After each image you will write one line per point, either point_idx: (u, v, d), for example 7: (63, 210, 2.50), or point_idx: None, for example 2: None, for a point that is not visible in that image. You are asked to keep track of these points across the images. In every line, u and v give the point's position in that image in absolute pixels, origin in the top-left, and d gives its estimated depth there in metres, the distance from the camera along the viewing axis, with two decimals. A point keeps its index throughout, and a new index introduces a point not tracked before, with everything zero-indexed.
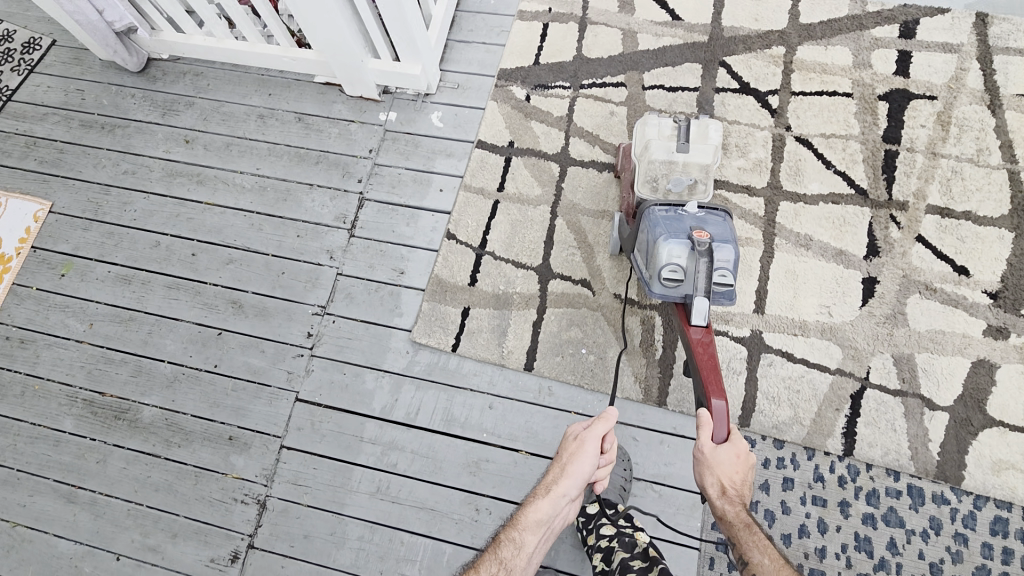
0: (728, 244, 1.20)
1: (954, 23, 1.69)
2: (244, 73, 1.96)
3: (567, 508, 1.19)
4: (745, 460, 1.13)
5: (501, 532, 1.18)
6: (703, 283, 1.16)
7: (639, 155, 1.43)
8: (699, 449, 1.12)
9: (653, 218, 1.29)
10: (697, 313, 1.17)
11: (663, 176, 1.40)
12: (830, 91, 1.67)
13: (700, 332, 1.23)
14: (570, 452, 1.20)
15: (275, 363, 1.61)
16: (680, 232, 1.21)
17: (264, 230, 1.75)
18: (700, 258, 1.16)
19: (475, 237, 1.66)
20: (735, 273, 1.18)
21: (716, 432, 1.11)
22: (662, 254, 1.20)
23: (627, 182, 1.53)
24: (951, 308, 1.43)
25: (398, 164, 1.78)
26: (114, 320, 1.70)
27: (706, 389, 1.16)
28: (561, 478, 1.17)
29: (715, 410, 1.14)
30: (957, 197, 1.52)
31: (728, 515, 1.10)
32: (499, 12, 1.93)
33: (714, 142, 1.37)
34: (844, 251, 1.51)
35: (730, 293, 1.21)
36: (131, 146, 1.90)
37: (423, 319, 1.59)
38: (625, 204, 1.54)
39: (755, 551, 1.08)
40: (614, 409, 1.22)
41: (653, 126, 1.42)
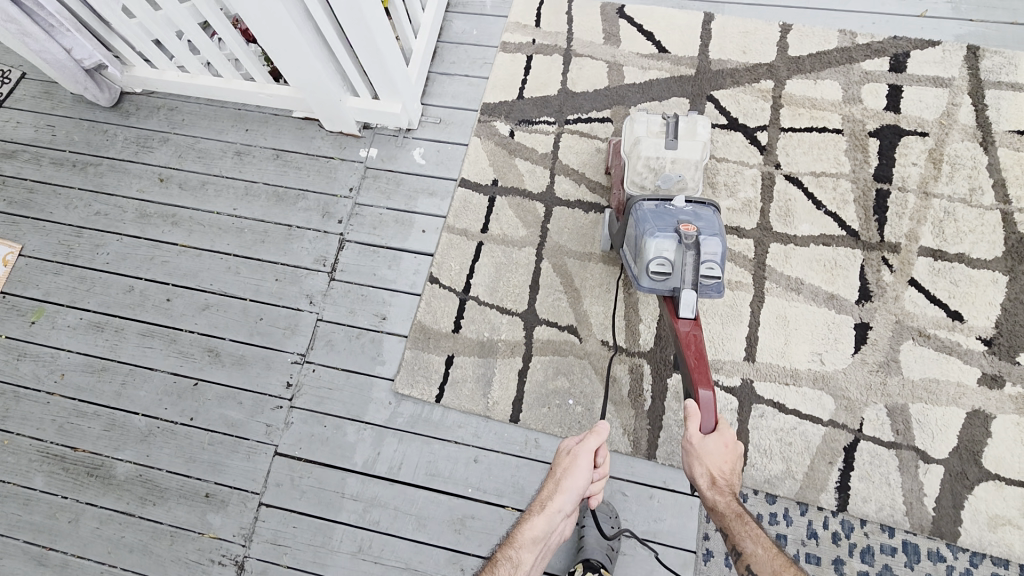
0: (716, 235, 1.18)
1: (944, 56, 1.66)
2: (221, 107, 1.90)
3: (563, 523, 1.15)
4: (733, 451, 1.14)
5: (497, 551, 1.14)
6: (691, 275, 1.15)
7: (628, 150, 1.38)
8: (687, 442, 1.12)
9: (641, 212, 1.26)
10: (684, 306, 1.16)
11: (653, 173, 1.36)
12: (820, 127, 1.63)
13: (689, 324, 1.19)
14: (563, 467, 1.16)
15: (253, 416, 1.56)
16: (667, 225, 1.19)
17: (241, 274, 1.70)
18: (687, 251, 1.15)
19: (459, 281, 1.61)
20: (724, 265, 1.16)
21: (705, 424, 1.09)
22: (649, 248, 1.18)
23: (618, 178, 1.49)
24: (944, 355, 1.40)
25: (379, 203, 1.73)
26: (86, 370, 1.64)
27: (692, 380, 1.14)
28: (556, 494, 1.14)
29: (703, 400, 1.12)
30: (950, 239, 1.49)
31: (718, 506, 1.12)
32: (481, 42, 1.88)
33: (703, 139, 1.35)
34: (835, 295, 1.48)
35: (719, 285, 1.19)
36: (104, 185, 1.84)
37: (405, 369, 1.55)
38: (615, 201, 1.50)
39: (747, 540, 1.08)
40: (606, 422, 1.18)
41: (641, 122, 1.39)
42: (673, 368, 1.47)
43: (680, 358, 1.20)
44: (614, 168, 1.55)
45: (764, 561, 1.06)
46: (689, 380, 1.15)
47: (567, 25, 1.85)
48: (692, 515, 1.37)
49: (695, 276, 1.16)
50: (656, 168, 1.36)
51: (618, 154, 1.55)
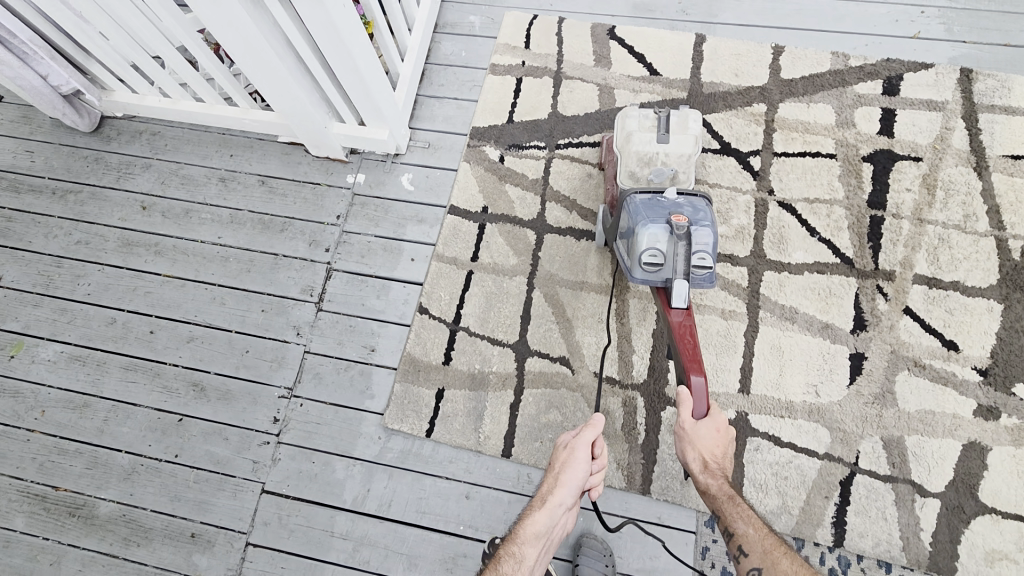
0: (707, 225, 1.19)
1: (937, 79, 1.64)
2: (204, 131, 1.86)
3: (565, 518, 1.16)
4: (724, 434, 1.15)
5: (500, 549, 1.14)
6: (682, 266, 1.16)
7: (621, 146, 1.38)
8: (680, 428, 1.14)
9: (632, 204, 1.27)
10: (676, 296, 1.17)
11: (645, 166, 1.35)
12: (813, 152, 1.61)
13: (681, 313, 1.20)
14: (562, 461, 1.18)
15: (239, 453, 1.52)
16: (659, 216, 1.20)
17: (226, 305, 1.66)
18: (678, 242, 1.15)
19: (449, 311, 1.58)
20: (715, 255, 1.18)
21: (696, 410, 1.11)
22: (641, 239, 1.18)
23: (611, 173, 1.49)
24: (940, 386, 1.39)
25: (367, 231, 1.70)
26: (67, 406, 1.60)
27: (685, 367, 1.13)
28: (556, 488, 1.15)
29: (694, 386, 1.12)
30: (945, 266, 1.48)
31: (711, 489, 1.14)
32: (470, 64, 1.85)
33: (694, 133, 1.33)
34: (830, 324, 1.46)
35: (712, 275, 1.20)
36: (85, 214, 1.79)
37: (395, 403, 1.52)
38: (608, 195, 1.49)
39: (740, 521, 1.11)
40: (601, 415, 1.20)
41: (633, 117, 1.37)
42: (666, 400, 1.45)
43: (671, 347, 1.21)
44: (607, 165, 1.56)
45: (756, 542, 1.10)
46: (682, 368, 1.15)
47: (557, 47, 1.83)
48: (688, 551, 1.35)
49: (687, 266, 1.16)
50: (648, 163, 1.35)
51: (612, 150, 1.55)
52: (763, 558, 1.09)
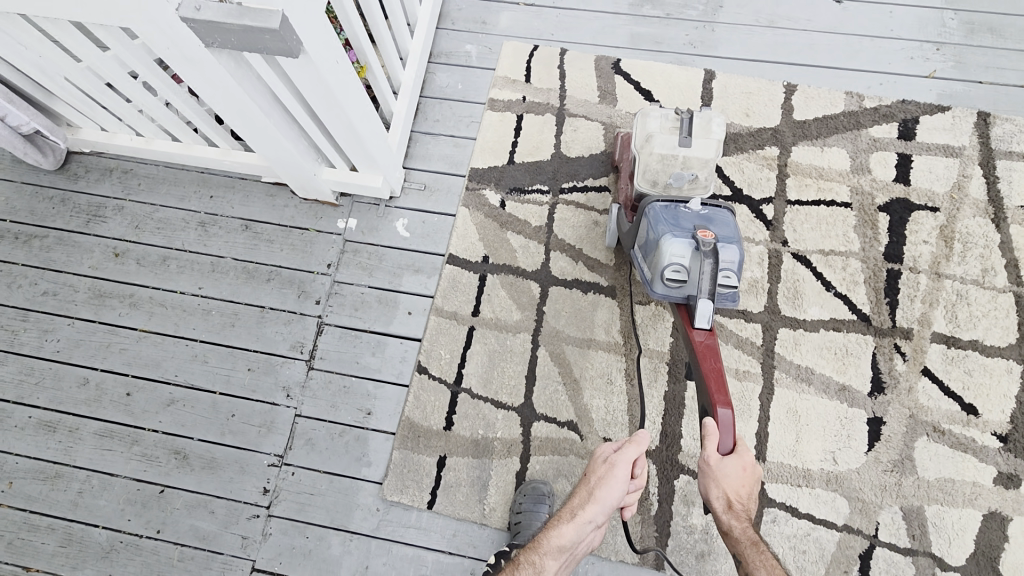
0: (734, 243, 1.14)
1: (954, 122, 1.59)
2: (182, 170, 1.73)
3: (591, 534, 1.15)
4: (750, 475, 1.09)
5: (521, 554, 1.16)
6: (709, 284, 1.09)
7: (640, 146, 1.33)
8: (703, 461, 1.07)
9: (655, 215, 1.22)
10: (700, 317, 1.10)
11: (664, 171, 1.32)
12: (828, 200, 1.55)
13: (705, 334, 1.15)
14: (599, 476, 1.15)
15: (227, 527, 1.43)
16: (683, 230, 1.15)
17: (209, 364, 1.55)
18: (705, 258, 1.09)
19: (450, 370, 1.50)
20: (739, 274, 1.12)
21: (722, 445, 1.04)
22: (664, 253, 1.13)
23: (626, 172, 1.46)
24: (960, 452, 1.35)
25: (361, 281, 1.60)
26: (38, 477, 1.48)
27: (711, 398, 1.08)
28: (588, 504, 1.13)
29: (721, 419, 1.06)
30: (963, 324, 1.43)
31: (733, 531, 1.08)
32: (467, 98, 1.74)
33: (717, 138, 1.27)
34: (847, 387, 1.41)
35: (734, 294, 1.16)
36: (51, 261, 1.65)
37: (394, 472, 1.43)
38: (622, 195, 1.47)
39: (760, 569, 1.03)
40: (646, 432, 1.17)
41: (653, 117, 1.31)
42: (680, 466, 1.39)
43: (695, 370, 1.15)
44: (622, 162, 1.52)
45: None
46: (707, 395, 1.09)
47: (560, 81, 1.72)
48: None
49: (712, 286, 1.09)
50: (666, 167, 1.32)
51: (627, 147, 1.51)
52: None
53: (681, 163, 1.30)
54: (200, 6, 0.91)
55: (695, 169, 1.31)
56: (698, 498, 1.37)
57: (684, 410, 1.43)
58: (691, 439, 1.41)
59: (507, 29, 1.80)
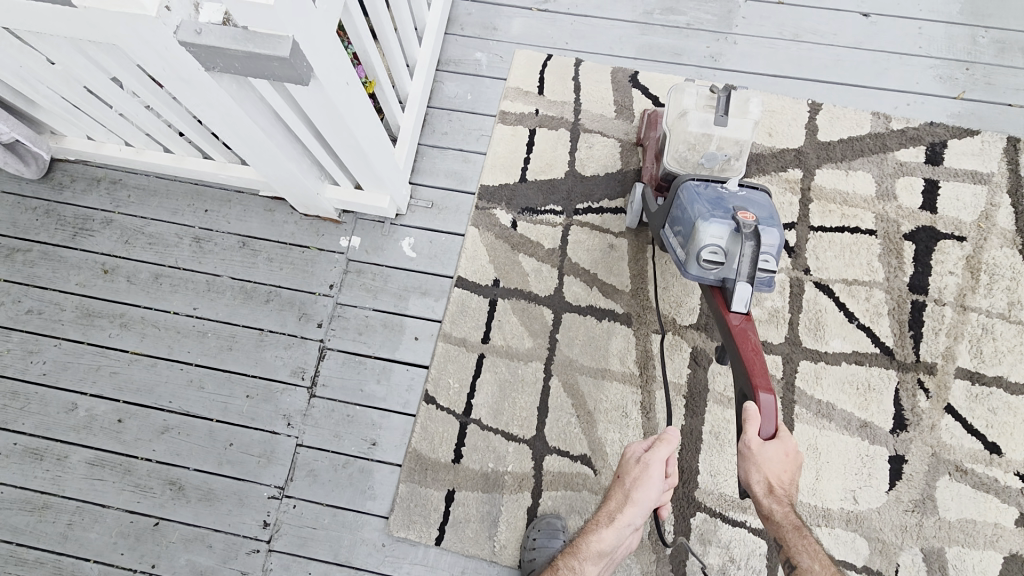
0: (773, 226, 1.11)
1: (983, 147, 1.53)
2: (175, 181, 1.64)
3: (628, 537, 1.16)
4: (793, 459, 1.03)
5: (557, 560, 1.13)
6: (747, 268, 1.07)
7: (673, 123, 1.33)
8: (745, 443, 1.02)
9: (691, 193, 1.18)
10: (736, 301, 1.09)
11: (696, 150, 1.31)
12: (852, 227, 1.49)
13: (741, 318, 1.12)
14: (634, 478, 1.14)
15: (226, 563, 1.37)
16: (723, 210, 1.12)
17: (205, 390, 1.48)
18: (746, 241, 1.06)
19: (459, 401, 1.44)
20: (778, 258, 1.12)
21: (766, 429, 1.00)
22: (703, 232, 1.11)
23: (653, 151, 1.44)
24: (982, 493, 1.33)
25: (365, 304, 1.52)
26: (25, 508, 1.41)
27: (752, 382, 1.03)
28: (626, 507, 1.12)
29: (762, 403, 1.02)
30: (988, 359, 1.40)
31: (775, 516, 1.00)
32: (476, 110, 1.66)
33: (754, 118, 1.29)
34: (869, 423, 1.38)
35: (772, 279, 1.14)
36: (36, 277, 1.56)
37: (400, 507, 1.38)
38: (646, 173, 1.44)
39: (804, 555, 0.99)
40: (675, 430, 1.16)
41: (689, 95, 1.34)
42: (696, 504, 1.35)
43: (731, 352, 1.12)
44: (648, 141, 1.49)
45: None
46: (748, 380, 1.05)
47: (575, 94, 1.65)
48: None
49: (752, 270, 1.07)
50: (699, 145, 1.31)
51: (654, 126, 1.48)
52: None
53: (716, 141, 1.30)
54: (202, 29, 0.83)
55: (729, 151, 1.31)
56: (715, 536, 1.33)
57: (702, 445, 1.39)
58: (707, 476, 1.37)
59: (519, 36, 1.71)
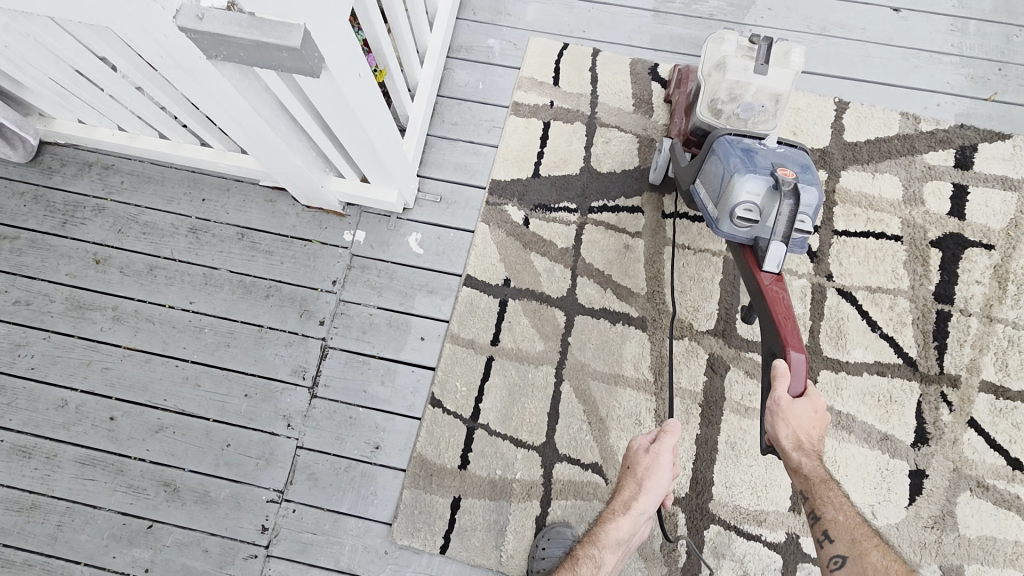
0: (813, 185, 1.07)
1: (1014, 152, 1.48)
2: (171, 169, 1.56)
3: (643, 525, 1.14)
4: (820, 418, 1.05)
5: (577, 548, 1.13)
6: (783, 227, 1.04)
7: (709, 73, 1.25)
8: (775, 403, 1.03)
9: (726, 148, 1.13)
10: (770, 259, 1.07)
11: (731, 100, 1.25)
12: (877, 232, 1.44)
13: (771, 278, 1.12)
14: (644, 467, 1.12)
15: (222, 568, 1.32)
16: (761, 167, 1.07)
17: (202, 388, 1.42)
18: (784, 199, 1.03)
19: (466, 405, 1.39)
20: (814, 219, 1.08)
21: (796, 386, 1.02)
22: (738, 189, 1.07)
23: (682, 105, 1.38)
24: (1003, 509, 1.29)
25: (370, 301, 1.46)
26: (12, 508, 1.36)
27: (783, 340, 1.06)
28: (640, 496, 1.10)
29: (792, 362, 1.04)
30: (1014, 372, 1.35)
31: (803, 469, 1.02)
32: (489, 100, 1.58)
33: (796, 70, 1.21)
34: (889, 436, 1.33)
35: (806, 241, 1.09)
36: (24, 266, 1.49)
37: (404, 514, 1.33)
38: (675, 129, 1.39)
39: (830, 506, 1.01)
40: (676, 420, 1.15)
41: (729, 43, 1.24)
42: (710, 516, 1.31)
43: (762, 314, 1.12)
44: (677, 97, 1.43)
45: (844, 530, 0.99)
46: (778, 338, 1.06)
47: (591, 86, 1.58)
48: None
49: (788, 229, 1.04)
50: (735, 95, 1.24)
51: (686, 81, 1.42)
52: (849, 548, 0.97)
53: (753, 92, 1.23)
54: (204, 15, 0.75)
55: (765, 103, 1.25)
56: (729, 549, 1.29)
57: (717, 456, 1.34)
58: (722, 487, 1.32)
59: (533, 22, 1.64)
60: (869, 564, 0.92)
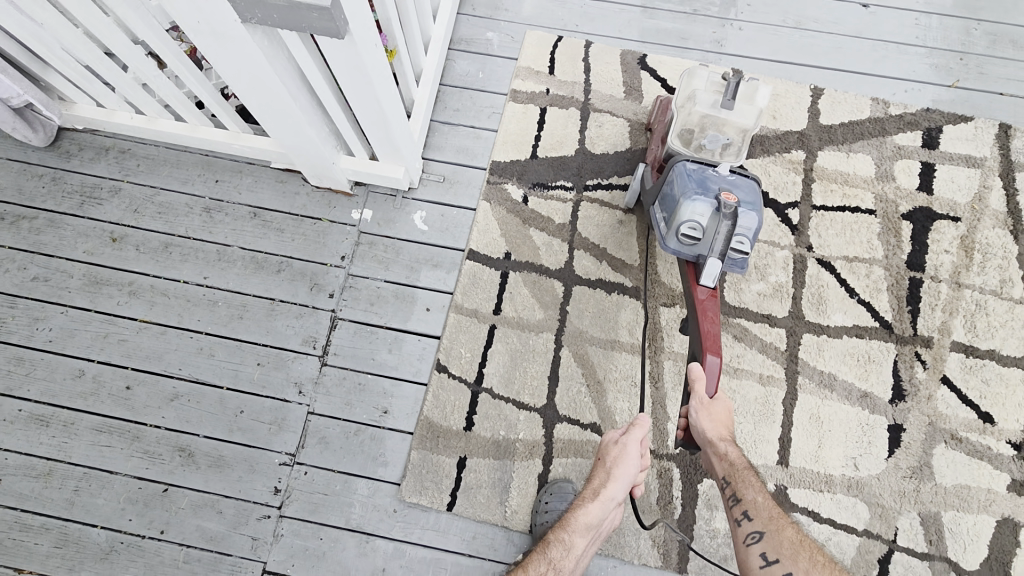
0: (754, 210, 1.18)
1: (976, 133, 1.60)
2: (185, 152, 1.64)
3: (613, 513, 1.20)
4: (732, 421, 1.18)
5: (547, 533, 1.18)
6: (721, 245, 1.15)
7: (681, 104, 1.36)
8: (697, 401, 1.16)
9: (682, 174, 1.24)
10: (707, 275, 1.17)
11: (700, 131, 1.34)
12: (852, 207, 1.55)
13: (707, 292, 1.21)
14: (614, 456, 1.21)
15: (236, 528, 1.37)
16: (708, 192, 1.19)
17: (215, 357, 1.48)
18: (723, 220, 1.14)
19: (470, 370, 1.46)
20: (752, 242, 1.18)
21: (706, 389, 1.15)
22: (685, 210, 1.18)
23: (659, 134, 1.45)
24: (976, 460, 1.38)
25: (377, 275, 1.54)
26: (30, 474, 1.40)
27: (702, 345, 1.17)
28: (609, 483, 1.18)
29: (708, 365, 1.16)
30: (981, 333, 1.45)
31: (728, 455, 1.12)
32: (488, 88, 1.68)
33: (759, 106, 1.30)
34: (869, 393, 1.42)
35: (745, 261, 1.20)
36: (42, 245, 1.55)
37: (412, 473, 1.39)
38: (650, 156, 1.47)
39: (750, 488, 1.09)
40: (648, 415, 1.23)
41: (701, 79, 1.36)
42: (703, 471, 1.38)
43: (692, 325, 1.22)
44: (657, 125, 1.50)
45: (763, 509, 1.06)
46: (698, 344, 1.18)
47: (584, 75, 1.68)
48: None
49: (725, 247, 1.15)
50: (704, 127, 1.33)
51: (665, 112, 1.48)
52: (766, 525, 1.04)
53: (719, 125, 1.32)
54: None
55: (730, 136, 1.34)
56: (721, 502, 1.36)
57: None
58: None
59: (530, 17, 1.75)
60: (785, 539, 1.01)
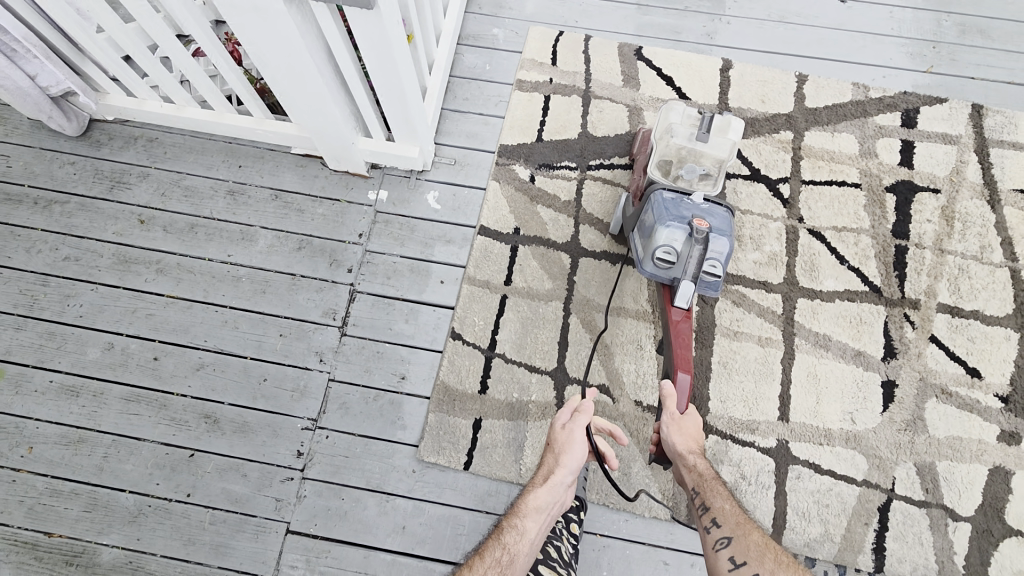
0: (726, 235, 1.23)
1: (951, 113, 1.71)
2: (209, 140, 1.73)
3: (563, 496, 1.19)
4: (699, 434, 1.22)
5: (500, 521, 1.14)
6: (693, 268, 1.21)
7: (659, 138, 1.46)
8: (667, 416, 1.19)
9: (659, 202, 1.30)
10: (680, 297, 1.22)
11: (678, 162, 1.44)
12: (839, 181, 1.65)
13: (680, 314, 1.27)
14: (561, 441, 1.20)
15: (261, 490, 1.42)
16: (681, 218, 1.24)
17: (239, 329, 1.55)
18: (695, 245, 1.20)
19: (484, 336, 1.53)
20: (725, 266, 1.22)
21: (679, 404, 1.18)
22: (659, 236, 1.24)
23: (640, 163, 1.50)
24: (966, 412, 1.45)
25: (393, 251, 1.62)
26: (61, 442, 1.45)
27: (674, 363, 1.23)
28: (558, 467, 1.17)
29: (679, 382, 1.21)
30: (966, 295, 1.54)
31: (697, 467, 1.13)
32: (495, 79, 1.80)
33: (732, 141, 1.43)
34: (863, 352, 1.50)
35: (718, 284, 1.24)
36: (74, 227, 1.63)
37: (430, 435, 1.45)
38: (633, 184, 1.52)
39: (718, 497, 1.09)
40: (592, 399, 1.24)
41: (677, 114, 1.47)
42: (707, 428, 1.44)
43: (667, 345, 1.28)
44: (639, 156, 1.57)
45: (731, 516, 1.07)
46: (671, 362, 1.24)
47: (585, 65, 1.80)
48: None
49: (697, 270, 1.21)
50: (681, 159, 1.44)
51: (645, 142, 1.55)
52: (733, 531, 1.05)
53: (696, 156, 1.44)
54: None
55: (707, 167, 1.45)
56: (727, 456, 1.42)
57: (712, 375, 1.49)
58: (717, 402, 1.46)
59: (533, 14, 1.87)
60: (751, 542, 1.02)
